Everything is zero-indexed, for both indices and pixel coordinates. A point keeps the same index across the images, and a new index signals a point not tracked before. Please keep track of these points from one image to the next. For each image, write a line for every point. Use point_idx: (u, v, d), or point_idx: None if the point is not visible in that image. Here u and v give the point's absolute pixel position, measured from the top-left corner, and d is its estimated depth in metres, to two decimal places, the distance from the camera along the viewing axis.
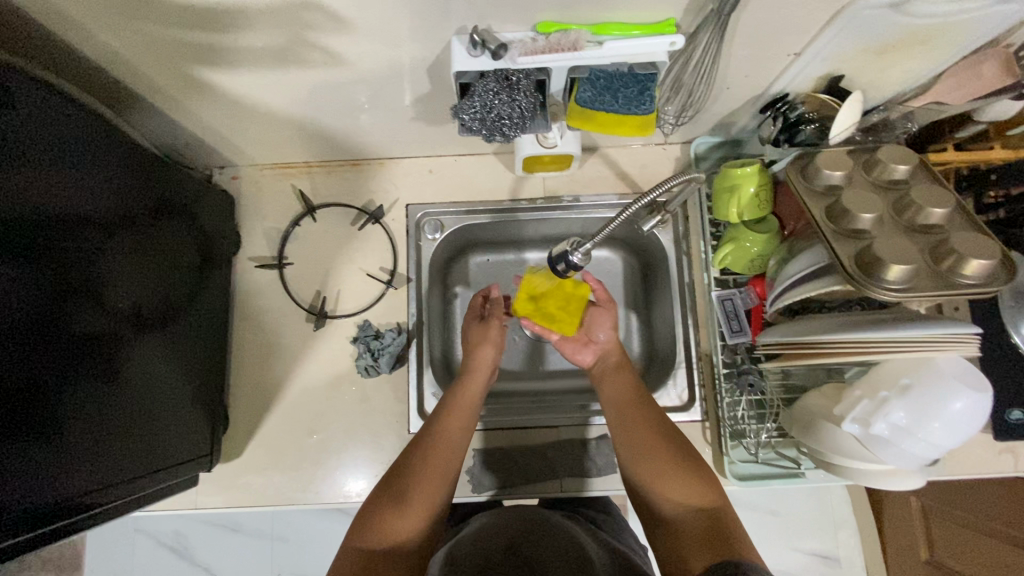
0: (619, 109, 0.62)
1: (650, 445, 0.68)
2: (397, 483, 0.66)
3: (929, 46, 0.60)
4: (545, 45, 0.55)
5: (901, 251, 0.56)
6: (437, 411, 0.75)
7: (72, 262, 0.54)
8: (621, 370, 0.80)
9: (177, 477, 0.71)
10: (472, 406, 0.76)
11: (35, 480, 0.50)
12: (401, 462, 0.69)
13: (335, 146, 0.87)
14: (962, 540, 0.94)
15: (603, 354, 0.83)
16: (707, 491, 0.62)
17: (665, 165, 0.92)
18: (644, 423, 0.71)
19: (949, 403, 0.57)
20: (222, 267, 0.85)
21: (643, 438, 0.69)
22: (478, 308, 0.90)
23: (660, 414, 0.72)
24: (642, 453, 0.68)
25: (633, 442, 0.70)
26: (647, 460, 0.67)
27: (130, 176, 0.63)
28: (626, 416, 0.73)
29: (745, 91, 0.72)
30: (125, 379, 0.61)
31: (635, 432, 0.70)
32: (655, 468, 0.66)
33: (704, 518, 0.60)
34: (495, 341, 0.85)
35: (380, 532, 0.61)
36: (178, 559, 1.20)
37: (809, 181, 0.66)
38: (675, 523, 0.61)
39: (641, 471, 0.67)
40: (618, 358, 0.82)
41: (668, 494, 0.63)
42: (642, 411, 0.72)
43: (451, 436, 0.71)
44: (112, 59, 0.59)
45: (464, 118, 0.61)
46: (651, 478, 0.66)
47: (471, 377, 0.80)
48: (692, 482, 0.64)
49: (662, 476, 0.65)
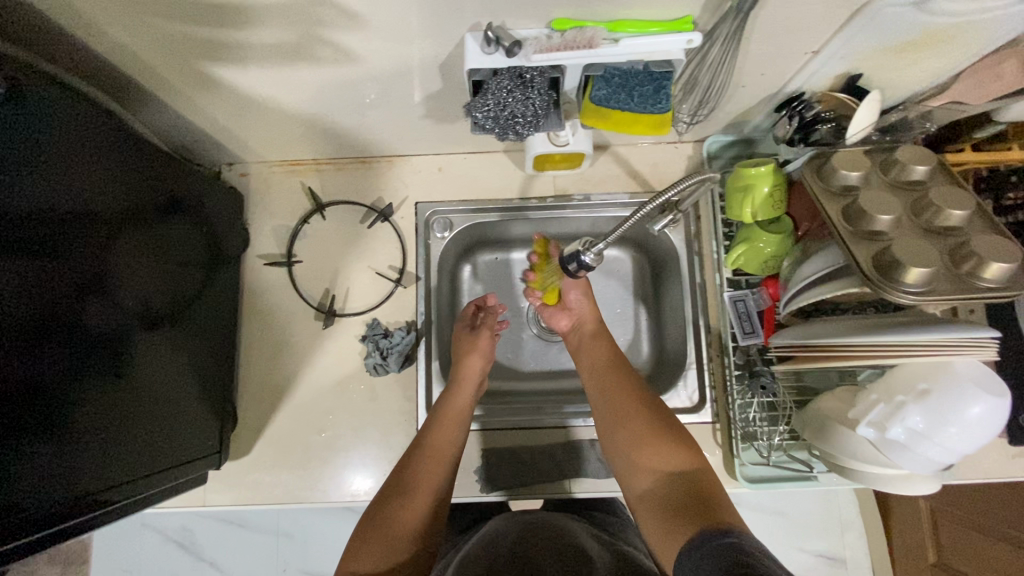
0: (635, 108, 0.61)
1: (630, 414, 0.70)
2: (389, 503, 0.66)
3: (950, 45, 0.59)
4: (560, 43, 0.54)
5: (921, 252, 0.55)
6: (428, 422, 0.75)
7: (84, 260, 0.54)
8: (598, 338, 0.82)
9: (188, 473, 0.71)
10: (462, 415, 0.76)
11: (48, 478, 0.50)
12: (393, 479, 0.69)
13: (345, 143, 0.87)
14: (973, 544, 0.93)
15: (579, 322, 0.85)
16: (685, 457, 0.64)
17: (677, 165, 0.91)
18: (624, 391, 0.72)
19: (966, 407, 0.56)
20: (231, 264, 0.85)
21: (623, 406, 0.71)
22: (470, 318, 0.89)
23: (640, 382, 0.74)
24: (622, 423, 0.69)
25: (615, 411, 0.71)
26: (628, 428, 0.68)
27: (141, 173, 0.63)
28: (607, 388, 0.74)
29: (761, 89, 0.71)
30: (136, 375, 0.61)
31: (616, 402, 0.72)
32: (634, 436, 0.67)
33: (685, 483, 0.61)
34: (484, 351, 0.85)
35: (373, 555, 0.61)
36: (184, 554, 1.20)
37: (826, 182, 0.65)
38: (656, 492, 0.62)
39: (622, 442, 0.68)
40: (594, 325, 0.84)
41: (648, 464, 0.65)
42: (622, 381, 0.74)
43: (443, 449, 0.72)
44: (121, 55, 0.59)
45: (477, 116, 0.61)
46: (632, 448, 0.67)
47: (461, 385, 0.80)
48: (672, 450, 0.65)
49: (642, 443, 0.66)
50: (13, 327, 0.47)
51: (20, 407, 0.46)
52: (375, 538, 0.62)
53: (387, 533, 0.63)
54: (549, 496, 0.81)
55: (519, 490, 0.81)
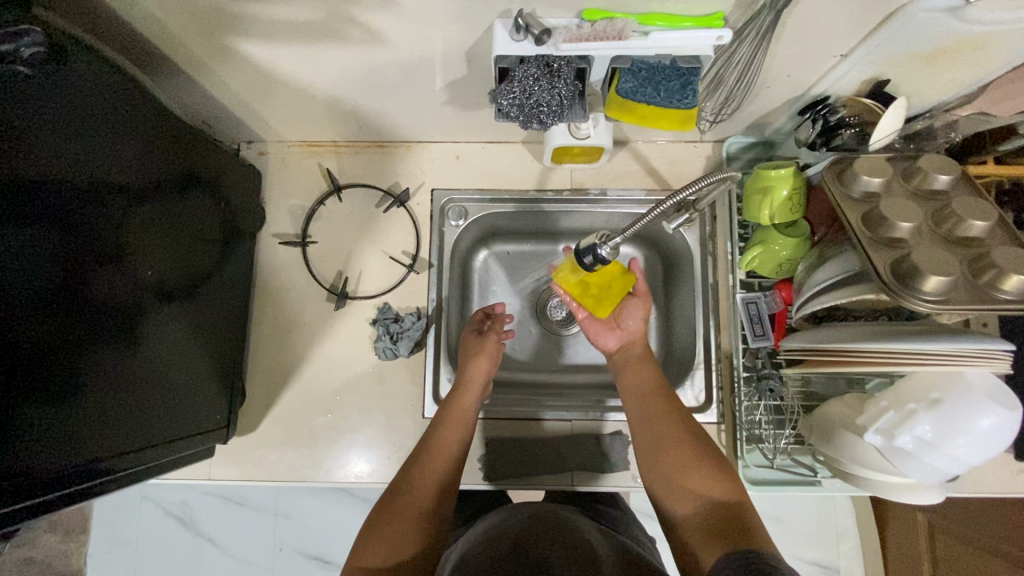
0: (661, 102, 0.61)
1: (673, 437, 0.66)
2: (393, 501, 0.65)
3: (980, 55, 0.58)
4: (590, 33, 0.54)
5: (940, 261, 0.55)
6: (433, 426, 0.75)
7: (102, 228, 0.55)
8: (644, 363, 0.77)
9: (194, 447, 0.71)
10: (466, 420, 0.76)
11: (44, 445, 0.49)
12: (400, 479, 0.68)
13: (365, 127, 0.87)
14: (969, 559, 0.93)
15: (627, 344, 0.81)
16: (730, 485, 0.61)
17: (695, 164, 0.90)
18: (664, 416, 0.69)
19: (978, 419, 0.56)
20: (246, 242, 0.85)
21: (666, 430, 0.67)
22: (478, 324, 0.89)
23: (681, 409, 0.70)
24: (662, 449, 0.66)
25: (657, 435, 0.67)
26: (668, 453, 0.65)
27: (162, 145, 0.63)
28: (649, 411, 0.70)
29: (785, 91, 0.71)
30: (145, 348, 0.61)
31: (657, 426, 0.68)
32: (679, 460, 0.64)
33: (724, 506, 0.58)
34: (491, 353, 0.84)
35: (380, 549, 0.60)
36: (183, 528, 1.21)
37: (846, 187, 0.65)
38: (696, 515, 0.59)
39: (664, 464, 0.65)
40: (642, 351, 0.79)
41: (691, 486, 0.61)
42: (663, 405, 0.70)
43: (447, 449, 0.72)
44: (148, 23, 0.58)
45: (503, 103, 0.61)
46: (675, 470, 0.63)
47: (465, 390, 0.79)
48: (712, 475, 0.61)
49: (685, 467, 0.63)
50: (16, 289, 0.46)
51: (20, 369, 0.46)
52: (381, 537, 0.61)
53: (395, 529, 0.62)
54: (552, 488, 0.82)
55: (521, 478, 0.82)
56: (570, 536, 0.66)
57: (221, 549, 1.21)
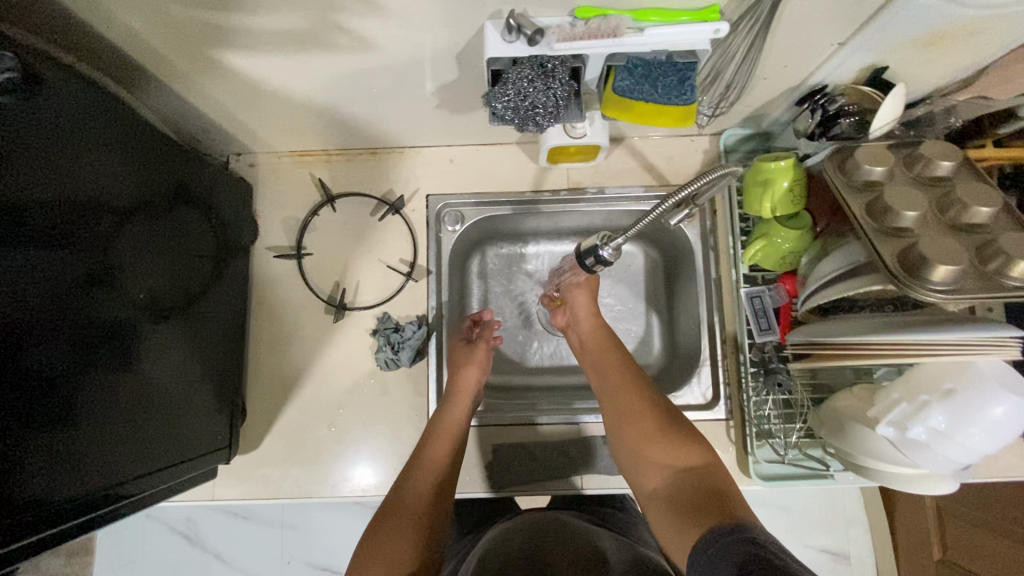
0: (659, 99, 0.60)
1: (637, 412, 0.69)
2: (388, 521, 0.64)
3: (981, 39, 0.57)
4: (584, 32, 0.52)
5: (948, 250, 0.54)
6: (424, 438, 0.74)
7: (93, 250, 0.53)
8: (599, 336, 0.81)
9: (198, 467, 0.70)
10: (458, 428, 0.75)
11: (47, 477, 0.48)
12: (393, 495, 0.68)
13: (356, 134, 0.85)
14: (978, 542, 0.93)
15: (575, 320, 0.86)
16: (694, 451, 0.63)
17: (694, 158, 0.89)
18: (628, 390, 0.72)
19: (989, 408, 0.56)
20: (240, 256, 0.83)
21: (630, 405, 0.70)
22: (466, 332, 0.90)
23: (644, 381, 0.73)
24: (627, 424, 0.69)
25: (620, 409, 0.71)
26: (632, 428, 0.68)
27: (150, 163, 0.62)
28: (612, 387, 0.74)
29: (783, 82, 0.70)
30: (146, 369, 0.60)
31: (621, 402, 0.71)
32: (643, 434, 0.67)
33: (691, 476, 0.60)
34: (481, 363, 0.84)
35: (377, 567, 0.59)
36: (189, 545, 1.20)
37: (848, 177, 0.64)
38: (666, 488, 0.61)
39: (630, 440, 0.68)
40: (593, 322, 0.83)
41: (657, 460, 0.64)
42: (626, 379, 0.74)
43: (436, 462, 0.71)
44: (129, 39, 0.56)
45: (497, 106, 0.59)
46: (640, 447, 0.66)
47: (457, 399, 0.78)
48: (676, 446, 0.64)
49: (650, 440, 0.66)
50: (12, 321, 0.45)
51: (17, 397, 0.44)
52: (377, 556, 0.60)
53: (392, 547, 0.61)
54: (557, 492, 0.81)
55: (529, 484, 0.81)
56: (578, 545, 0.65)
57: (228, 565, 1.19)
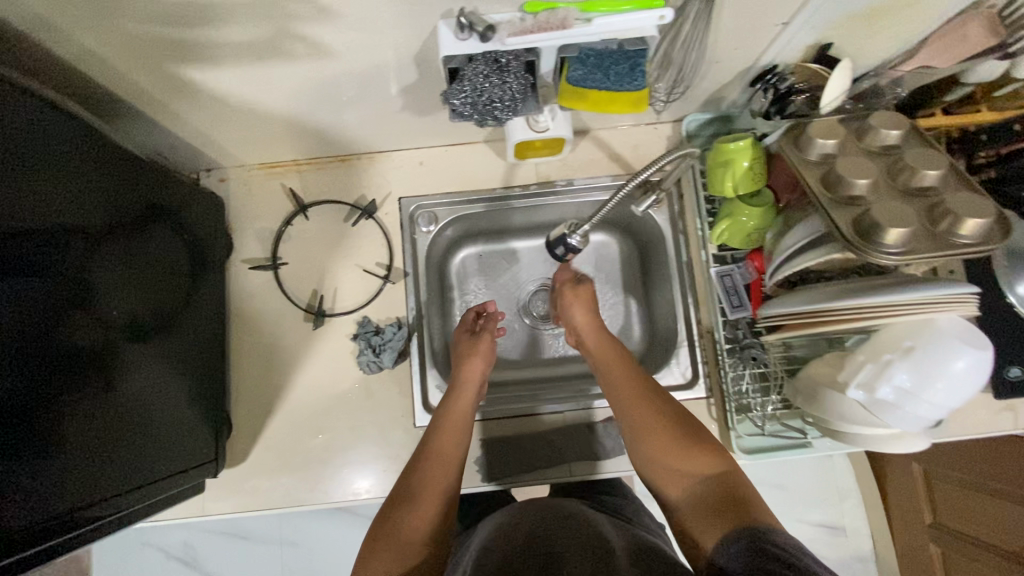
0: (610, 87, 0.62)
1: (650, 423, 0.68)
2: (397, 511, 0.65)
3: (914, 10, 0.60)
4: (534, 25, 0.54)
5: (899, 214, 0.57)
6: (431, 431, 0.74)
7: (65, 274, 0.53)
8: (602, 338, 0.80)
9: (183, 483, 0.71)
10: (464, 421, 0.75)
11: (27, 500, 0.48)
12: (399, 487, 0.68)
13: (324, 142, 0.86)
14: (964, 501, 0.95)
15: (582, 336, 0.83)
16: (715, 458, 0.63)
17: (658, 145, 0.91)
18: (638, 400, 0.70)
19: (950, 362, 0.57)
20: (215, 270, 0.84)
21: (643, 416, 0.68)
22: (471, 323, 0.90)
23: (652, 387, 0.71)
24: (644, 437, 0.67)
25: (634, 421, 0.69)
26: (649, 441, 0.67)
27: (119, 183, 0.62)
28: (621, 396, 0.72)
29: (734, 64, 0.72)
30: (125, 391, 0.60)
31: (633, 414, 0.69)
32: (662, 447, 0.65)
33: (716, 485, 0.61)
34: (486, 353, 0.84)
35: (383, 562, 0.59)
36: (187, 569, 1.19)
37: (802, 151, 0.66)
38: (693, 500, 0.61)
39: (650, 455, 0.66)
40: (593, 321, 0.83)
41: (679, 471, 0.64)
42: (636, 388, 0.72)
43: (447, 454, 0.71)
44: (89, 59, 0.57)
45: (455, 103, 0.62)
46: (660, 460, 0.65)
47: (462, 391, 0.79)
48: (696, 455, 0.64)
49: (669, 452, 0.65)
50: None
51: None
52: (387, 548, 0.61)
53: (398, 541, 0.62)
54: (552, 480, 0.82)
55: (520, 476, 0.82)
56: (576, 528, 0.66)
57: None
